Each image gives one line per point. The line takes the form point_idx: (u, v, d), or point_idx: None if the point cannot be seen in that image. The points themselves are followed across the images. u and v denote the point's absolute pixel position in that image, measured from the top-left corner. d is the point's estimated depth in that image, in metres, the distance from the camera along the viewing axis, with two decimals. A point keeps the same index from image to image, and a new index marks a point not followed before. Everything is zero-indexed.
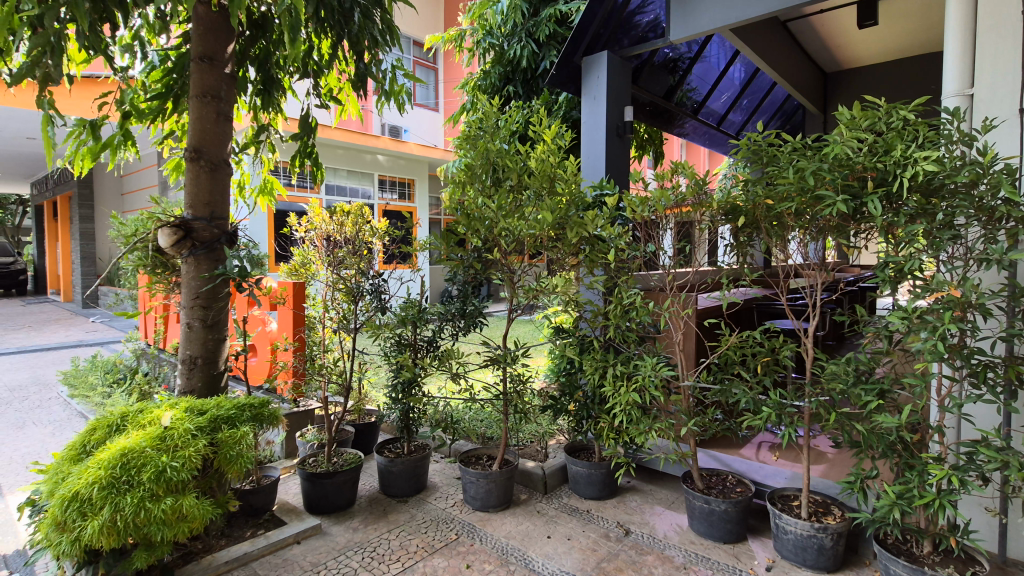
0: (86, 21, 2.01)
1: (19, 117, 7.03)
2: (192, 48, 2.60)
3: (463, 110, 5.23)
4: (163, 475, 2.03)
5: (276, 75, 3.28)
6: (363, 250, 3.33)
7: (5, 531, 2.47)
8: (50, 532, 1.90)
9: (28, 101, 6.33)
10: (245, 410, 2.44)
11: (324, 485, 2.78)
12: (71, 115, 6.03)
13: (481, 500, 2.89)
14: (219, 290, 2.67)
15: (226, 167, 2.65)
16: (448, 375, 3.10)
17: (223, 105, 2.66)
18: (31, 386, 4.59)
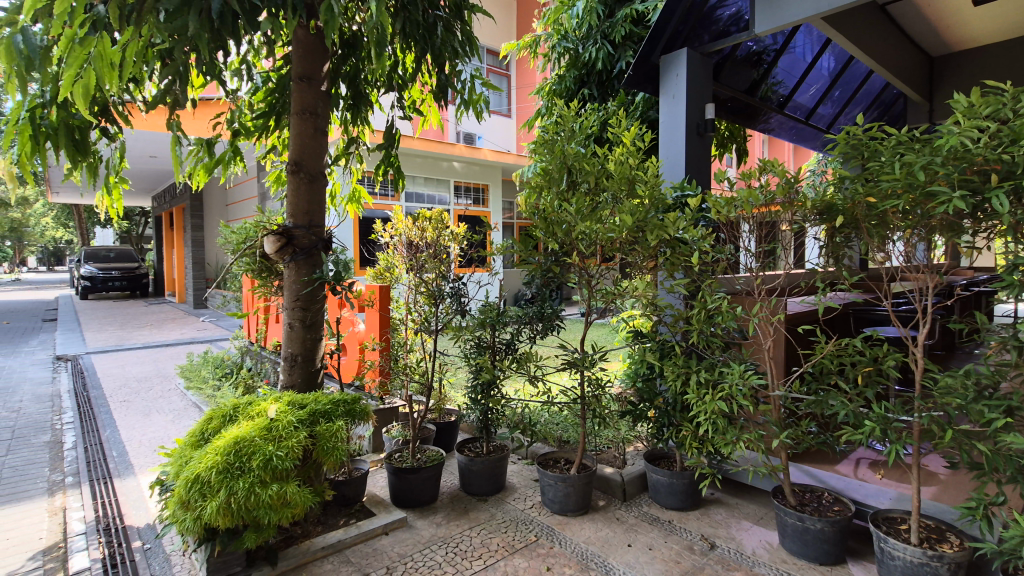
0: (206, 51, 2.23)
1: (148, 139, 7.95)
2: (293, 69, 2.81)
3: (538, 115, 5.27)
4: (270, 463, 2.21)
5: (364, 90, 3.48)
6: (443, 255, 3.43)
7: (138, 506, 2.79)
8: (176, 509, 2.12)
9: (156, 125, 7.16)
10: (339, 406, 2.60)
11: (409, 480, 2.90)
12: (192, 135, 6.71)
13: (559, 504, 2.89)
14: (316, 293, 2.87)
15: (322, 179, 2.84)
16: (526, 378, 3.13)
17: (320, 120, 2.85)
18: (154, 378, 5.14)
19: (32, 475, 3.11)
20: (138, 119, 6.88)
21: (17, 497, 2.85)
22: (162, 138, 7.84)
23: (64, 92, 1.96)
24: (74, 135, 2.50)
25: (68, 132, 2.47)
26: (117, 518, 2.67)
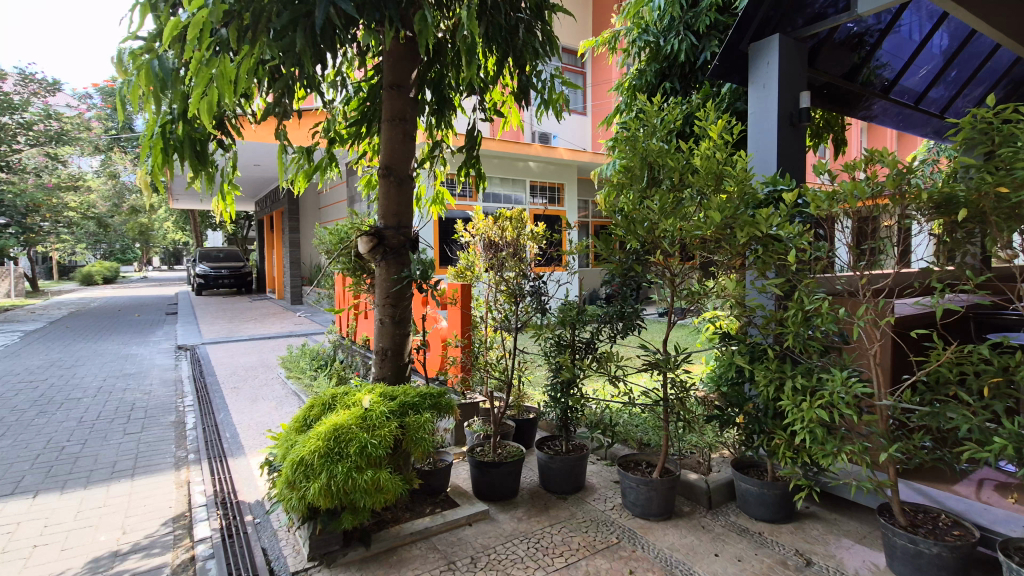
0: (308, 65, 2.39)
1: (254, 150, 8.73)
2: (385, 78, 2.97)
3: (617, 112, 5.19)
4: (365, 450, 2.35)
5: (447, 95, 3.60)
6: (522, 254, 3.47)
7: (249, 483, 3.06)
8: (284, 488, 2.31)
9: (264, 136, 7.87)
10: (426, 398, 2.71)
11: (491, 473, 2.97)
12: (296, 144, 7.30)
13: (641, 507, 2.84)
14: (405, 290, 3.00)
15: (411, 181, 2.97)
16: (606, 378, 3.08)
17: (409, 126, 2.99)
18: (259, 368, 5.61)
19: (162, 450, 3.52)
20: (249, 131, 7.61)
21: (151, 469, 3.23)
22: (264, 148, 8.54)
23: (192, 108, 2.18)
24: (196, 147, 2.77)
25: (192, 144, 2.74)
26: (232, 492, 2.95)
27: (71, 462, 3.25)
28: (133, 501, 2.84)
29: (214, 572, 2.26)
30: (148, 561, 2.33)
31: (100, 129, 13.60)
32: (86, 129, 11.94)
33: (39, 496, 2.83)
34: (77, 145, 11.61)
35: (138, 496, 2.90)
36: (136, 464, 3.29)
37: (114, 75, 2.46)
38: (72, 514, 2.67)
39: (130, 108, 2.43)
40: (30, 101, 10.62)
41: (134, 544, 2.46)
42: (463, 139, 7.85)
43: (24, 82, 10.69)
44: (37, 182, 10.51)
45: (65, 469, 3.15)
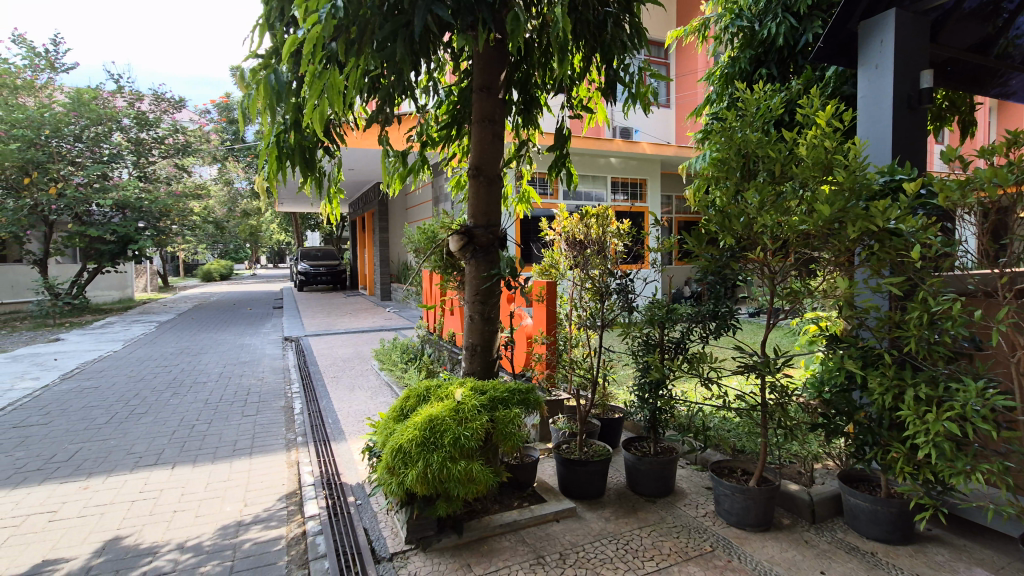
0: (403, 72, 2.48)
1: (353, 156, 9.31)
2: (475, 81, 3.04)
3: (707, 103, 4.97)
4: (458, 442, 2.43)
5: (534, 94, 3.63)
6: (608, 251, 3.42)
7: (351, 467, 3.27)
8: (384, 473, 2.44)
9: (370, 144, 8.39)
10: (515, 394, 2.76)
11: (578, 471, 2.97)
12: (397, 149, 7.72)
13: (737, 516, 2.71)
14: (494, 288, 3.06)
15: (500, 181, 3.02)
16: (698, 379, 2.96)
17: (498, 127, 3.04)
18: (354, 360, 5.98)
19: (274, 432, 3.85)
20: (354, 139, 8.17)
21: (266, 449, 3.55)
22: (357, 153, 9.04)
23: (306, 118, 2.33)
24: (305, 153, 2.99)
25: (302, 152, 2.96)
26: (336, 475, 3.17)
27: (201, 439, 3.65)
28: (252, 477, 3.14)
29: (323, 547, 2.44)
30: (267, 532, 2.57)
31: (218, 140, 15.02)
32: (206, 142, 13.22)
33: (176, 468, 3.20)
34: (198, 155, 12.92)
35: (256, 472, 3.21)
36: (254, 443, 3.64)
37: (238, 90, 2.71)
38: (203, 485, 3.00)
39: (252, 121, 2.66)
40: (162, 119, 11.90)
41: (255, 516, 2.72)
42: (548, 137, 7.88)
43: (158, 101, 11.99)
44: (167, 190, 11.80)
45: (196, 446, 3.54)
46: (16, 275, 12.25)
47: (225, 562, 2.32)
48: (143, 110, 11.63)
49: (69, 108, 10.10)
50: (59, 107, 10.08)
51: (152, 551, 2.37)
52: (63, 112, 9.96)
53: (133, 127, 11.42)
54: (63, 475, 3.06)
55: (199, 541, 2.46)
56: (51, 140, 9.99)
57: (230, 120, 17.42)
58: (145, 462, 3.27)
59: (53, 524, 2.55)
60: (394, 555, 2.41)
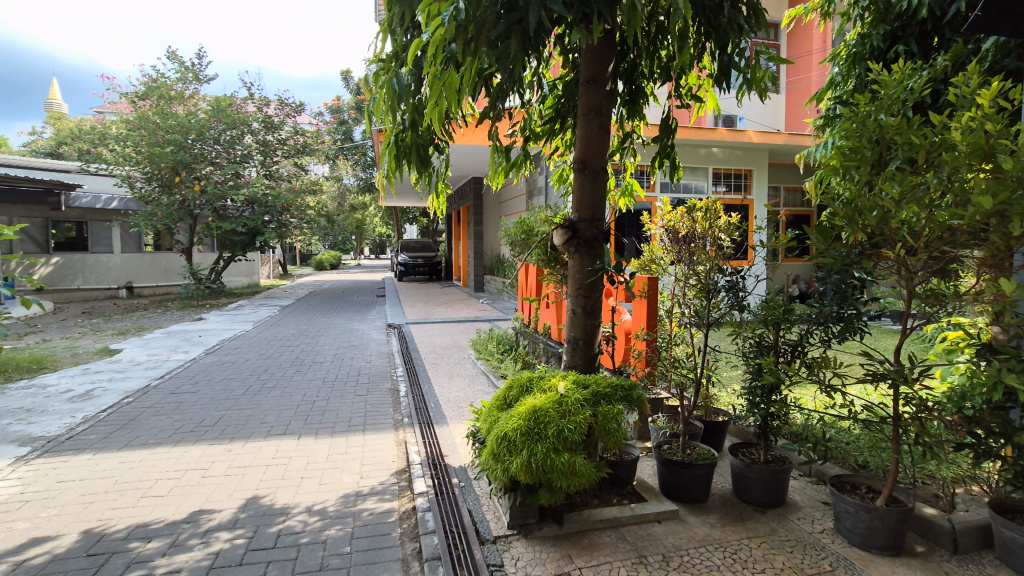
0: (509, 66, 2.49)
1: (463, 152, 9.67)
2: (582, 73, 3.00)
3: (829, 86, 4.54)
4: (562, 434, 2.45)
5: (640, 84, 3.52)
6: (716, 246, 3.25)
7: (453, 450, 3.43)
8: (490, 458, 2.52)
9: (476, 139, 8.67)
10: (618, 390, 2.73)
11: (681, 473, 2.88)
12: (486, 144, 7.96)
13: (861, 537, 2.48)
14: (597, 282, 3.04)
15: (605, 174, 2.98)
16: (819, 386, 2.73)
17: (604, 119, 3.00)
18: (452, 348, 6.23)
19: (383, 412, 4.13)
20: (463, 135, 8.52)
21: (377, 428, 3.81)
22: (455, 149, 9.32)
23: (425, 116, 2.44)
24: (420, 151, 3.09)
25: (418, 150, 3.07)
26: (440, 456, 3.34)
27: (321, 414, 4.01)
28: (366, 452, 3.39)
29: (432, 524, 2.58)
30: (382, 504, 2.77)
31: (330, 140, 16.21)
32: (321, 142, 14.29)
33: (301, 438, 3.54)
34: (314, 155, 14.04)
35: (369, 448, 3.46)
36: (366, 421, 3.92)
37: (363, 94, 2.90)
38: (324, 456, 3.29)
39: (375, 122, 2.84)
40: (285, 122, 13.02)
41: (370, 488, 2.94)
42: (656, 129, 7.84)
43: (282, 105, 13.13)
44: (288, 187, 12.94)
45: (317, 420, 3.89)
46: (168, 261, 14.12)
47: (346, 528, 2.53)
48: (270, 114, 12.79)
49: (211, 114, 11.35)
50: (203, 114, 11.37)
51: (285, 511, 2.64)
52: (207, 117, 11.24)
53: (261, 129, 12.60)
54: (211, 437, 3.50)
55: (325, 506, 2.71)
56: (196, 143, 11.30)
57: (341, 120, 18.68)
58: (276, 431, 3.65)
59: (206, 480, 2.92)
60: (497, 538, 2.49)
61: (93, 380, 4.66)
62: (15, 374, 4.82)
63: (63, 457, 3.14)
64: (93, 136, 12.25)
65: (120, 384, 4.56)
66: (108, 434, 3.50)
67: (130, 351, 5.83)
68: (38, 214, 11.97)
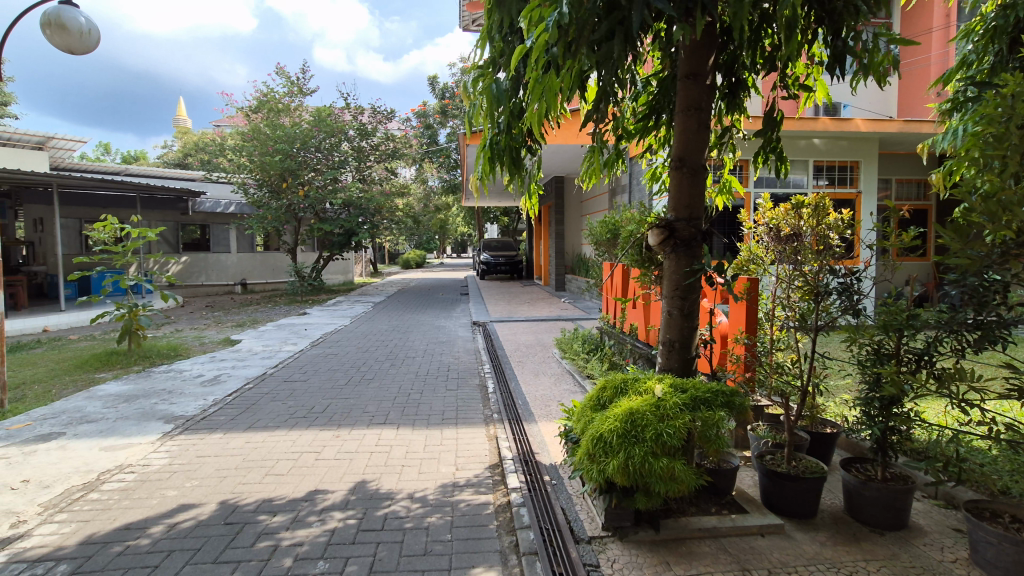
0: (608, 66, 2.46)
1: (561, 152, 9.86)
2: (680, 68, 2.90)
3: (962, 65, 4.05)
4: (661, 438, 2.40)
5: (741, 76, 3.35)
6: (828, 245, 3.02)
7: (544, 447, 3.48)
8: (585, 458, 2.52)
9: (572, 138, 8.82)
10: (718, 395, 2.64)
11: (786, 485, 2.72)
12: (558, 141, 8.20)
13: (1003, 572, 2.22)
14: (695, 283, 2.94)
15: (705, 172, 2.87)
16: (951, 402, 2.46)
17: (704, 115, 2.89)
18: (537, 346, 6.30)
19: (473, 407, 4.26)
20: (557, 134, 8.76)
21: (468, 422, 3.94)
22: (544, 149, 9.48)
23: (526, 119, 2.48)
24: (514, 153, 3.10)
25: (511, 152, 3.07)
26: (531, 453, 3.40)
27: (416, 406, 4.22)
28: (460, 445, 3.52)
29: (527, 519, 2.63)
30: (478, 497, 2.86)
31: (418, 144, 16.92)
32: (410, 146, 14.95)
33: (400, 429, 3.74)
34: (403, 159, 14.72)
35: (463, 441, 3.59)
36: (458, 415, 4.07)
37: (462, 100, 2.99)
38: (422, 446, 3.46)
39: (472, 126, 2.92)
40: (377, 128, 13.79)
41: (466, 479, 3.05)
42: (758, 121, 7.49)
43: (374, 113, 13.93)
44: (380, 190, 13.68)
45: (412, 412, 4.09)
46: (277, 260, 15.42)
47: (446, 517, 2.65)
48: (364, 121, 13.60)
49: (314, 124, 12.26)
50: (307, 124, 12.32)
51: (390, 497, 2.81)
52: (310, 128, 12.16)
53: (356, 136, 13.41)
54: (320, 423, 3.79)
55: (425, 494, 2.85)
56: (300, 152, 12.26)
57: (427, 125, 19.43)
58: (377, 420, 3.89)
59: (319, 462, 3.18)
60: (592, 538, 2.50)
61: (220, 367, 5.21)
62: (158, 359, 5.50)
63: (200, 434, 3.55)
64: (215, 148, 13.66)
65: (242, 371, 5.06)
66: (235, 416, 3.90)
67: (247, 341, 6.46)
68: (171, 218, 13.54)
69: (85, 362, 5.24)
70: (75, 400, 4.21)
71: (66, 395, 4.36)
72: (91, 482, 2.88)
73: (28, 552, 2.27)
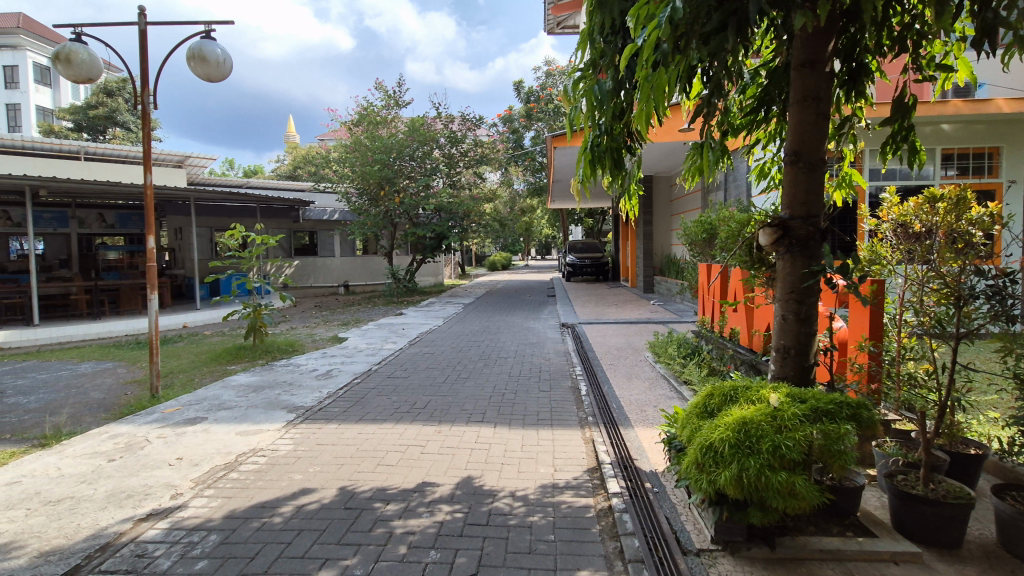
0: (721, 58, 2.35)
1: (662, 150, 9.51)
2: (794, 57, 2.71)
3: None
4: (778, 451, 2.27)
5: (864, 60, 3.07)
6: (972, 243, 2.68)
7: (643, 453, 3.41)
8: (693, 468, 2.42)
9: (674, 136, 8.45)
10: (843, 408, 2.45)
11: (923, 511, 2.45)
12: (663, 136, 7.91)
13: None
14: (814, 286, 2.73)
15: (825, 166, 2.66)
16: None
17: (823, 104, 2.67)
18: (628, 349, 6.19)
19: (568, 410, 4.27)
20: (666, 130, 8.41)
21: (564, 423, 3.96)
22: (647, 147, 9.18)
23: (632, 119, 2.43)
24: (615, 155, 3.06)
25: (613, 153, 3.03)
26: (630, 459, 3.35)
27: (512, 406, 4.30)
28: (557, 446, 3.54)
29: (630, 526, 2.60)
30: (579, 499, 2.86)
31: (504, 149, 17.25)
32: (497, 150, 15.27)
33: (497, 428, 3.83)
34: (490, 163, 15.08)
35: (560, 442, 3.61)
36: (553, 417, 4.09)
37: (563, 103, 3.01)
38: (520, 446, 3.52)
39: (572, 129, 2.92)
40: (466, 135, 14.25)
41: (566, 481, 3.06)
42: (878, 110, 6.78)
43: (464, 121, 14.43)
44: (469, 195, 14.09)
45: (508, 411, 4.18)
46: (375, 263, 16.38)
47: (548, 517, 2.67)
48: (454, 129, 14.12)
49: (409, 134, 12.92)
50: (402, 134, 13.00)
51: (493, 493, 2.89)
52: (405, 138, 12.82)
53: (447, 144, 13.95)
54: (423, 419, 3.97)
55: (526, 493, 2.90)
56: (396, 161, 12.96)
57: (513, 130, 19.76)
58: (475, 418, 4.01)
59: (424, 455, 3.34)
60: (701, 551, 2.41)
61: (331, 362, 5.64)
62: (278, 354, 6.06)
63: (318, 424, 3.86)
64: (321, 160, 14.81)
65: (350, 366, 5.44)
66: (347, 408, 4.20)
67: (353, 339, 6.92)
68: (285, 226, 14.85)
69: (219, 356, 5.88)
70: (213, 388, 4.75)
71: (205, 385, 4.93)
72: (232, 463, 3.24)
73: (185, 521, 2.60)
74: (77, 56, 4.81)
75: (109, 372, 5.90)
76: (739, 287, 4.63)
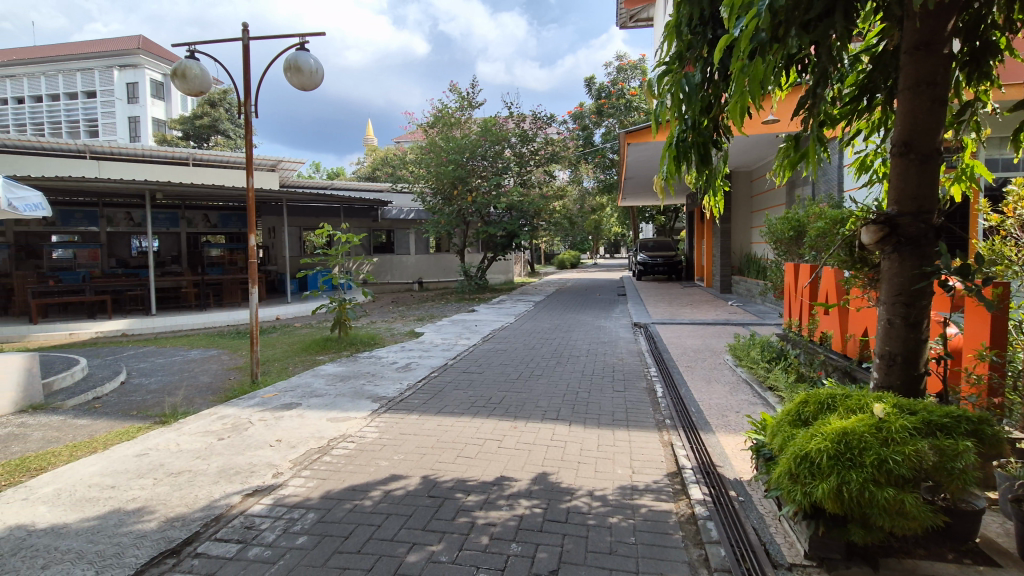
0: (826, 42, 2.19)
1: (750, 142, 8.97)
2: (904, 40, 2.49)
3: None
4: (884, 465, 2.11)
5: (989, 39, 2.75)
6: None
7: (726, 460, 3.28)
8: (784, 479, 2.29)
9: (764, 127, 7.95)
10: (962, 422, 2.26)
11: None
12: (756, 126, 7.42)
13: None
14: (926, 289, 2.50)
15: (940, 157, 2.42)
16: None
17: (940, 89, 2.42)
18: (707, 351, 5.96)
19: (644, 411, 4.19)
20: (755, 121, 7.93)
21: (640, 425, 3.89)
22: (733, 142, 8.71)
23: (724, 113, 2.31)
24: (700, 151, 2.92)
25: (700, 148, 2.91)
26: (712, 465, 3.23)
27: (586, 405, 4.28)
28: (634, 447, 3.50)
29: (716, 534, 2.53)
30: (659, 503, 2.80)
31: (575, 147, 17.11)
32: (569, 148, 15.18)
33: (572, 426, 3.84)
34: (561, 161, 15.02)
35: (637, 444, 3.56)
36: (628, 418, 4.02)
37: (647, 98, 2.93)
38: (596, 445, 3.50)
39: (656, 124, 2.84)
40: (538, 134, 14.29)
41: (645, 484, 3.01)
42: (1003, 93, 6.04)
43: (535, 119, 14.47)
44: (540, 193, 14.12)
45: (582, 410, 4.16)
46: (448, 261, 16.82)
47: (628, 519, 2.64)
48: (525, 128, 14.19)
49: (481, 134, 13.12)
50: (474, 135, 13.23)
51: (570, 492, 2.89)
52: (477, 138, 13.04)
53: (518, 143, 14.05)
54: (498, 414, 4.05)
55: (605, 493, 2.88)
56: (469, 160, 13.20)
57: (585, 127, 19.53)
58: (550, 416, 4.04)
59: (501, 450, 3.40)
60: (793, 565, 2.29)
61: (409, 356, 5.87)
62: (361, 346, 6.38)
63: (400, 414, 4.04)
64: (398, 161, 15.40)
65: (427, 360, 5.63)
66: (426, 400, 4.36)
67: (429, 334, 7.16)
68: (364, 224, 15.59)
69: (309, 346, 6.29)
70: (305, 377, 5.09)
71: (297, 373, 5.29)
72: (324, 447, 3.46)
73: (286, 498, 2.81)
74: (191, 72, 5.30)
75: (215, 358, 6.48)
76: (832, 289, 4.32)
